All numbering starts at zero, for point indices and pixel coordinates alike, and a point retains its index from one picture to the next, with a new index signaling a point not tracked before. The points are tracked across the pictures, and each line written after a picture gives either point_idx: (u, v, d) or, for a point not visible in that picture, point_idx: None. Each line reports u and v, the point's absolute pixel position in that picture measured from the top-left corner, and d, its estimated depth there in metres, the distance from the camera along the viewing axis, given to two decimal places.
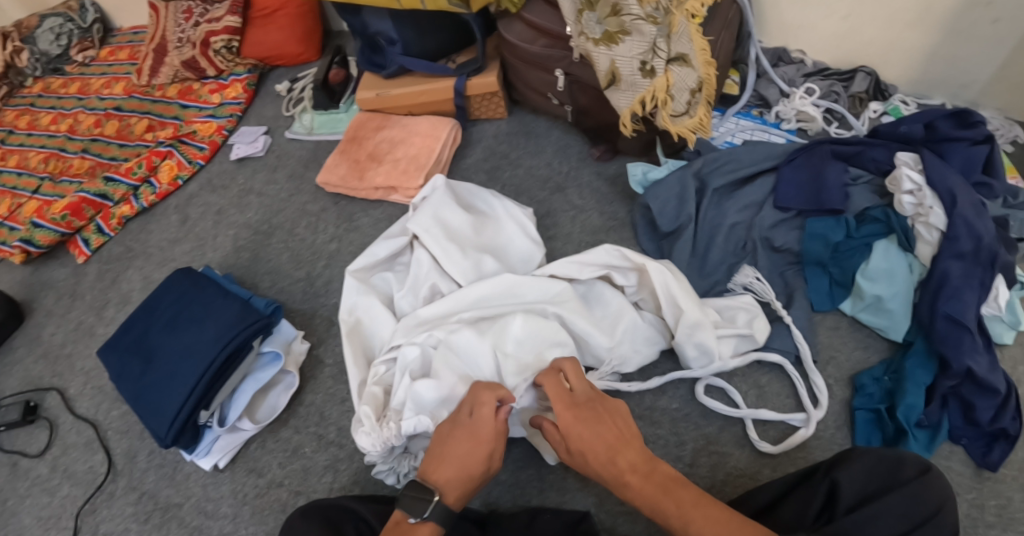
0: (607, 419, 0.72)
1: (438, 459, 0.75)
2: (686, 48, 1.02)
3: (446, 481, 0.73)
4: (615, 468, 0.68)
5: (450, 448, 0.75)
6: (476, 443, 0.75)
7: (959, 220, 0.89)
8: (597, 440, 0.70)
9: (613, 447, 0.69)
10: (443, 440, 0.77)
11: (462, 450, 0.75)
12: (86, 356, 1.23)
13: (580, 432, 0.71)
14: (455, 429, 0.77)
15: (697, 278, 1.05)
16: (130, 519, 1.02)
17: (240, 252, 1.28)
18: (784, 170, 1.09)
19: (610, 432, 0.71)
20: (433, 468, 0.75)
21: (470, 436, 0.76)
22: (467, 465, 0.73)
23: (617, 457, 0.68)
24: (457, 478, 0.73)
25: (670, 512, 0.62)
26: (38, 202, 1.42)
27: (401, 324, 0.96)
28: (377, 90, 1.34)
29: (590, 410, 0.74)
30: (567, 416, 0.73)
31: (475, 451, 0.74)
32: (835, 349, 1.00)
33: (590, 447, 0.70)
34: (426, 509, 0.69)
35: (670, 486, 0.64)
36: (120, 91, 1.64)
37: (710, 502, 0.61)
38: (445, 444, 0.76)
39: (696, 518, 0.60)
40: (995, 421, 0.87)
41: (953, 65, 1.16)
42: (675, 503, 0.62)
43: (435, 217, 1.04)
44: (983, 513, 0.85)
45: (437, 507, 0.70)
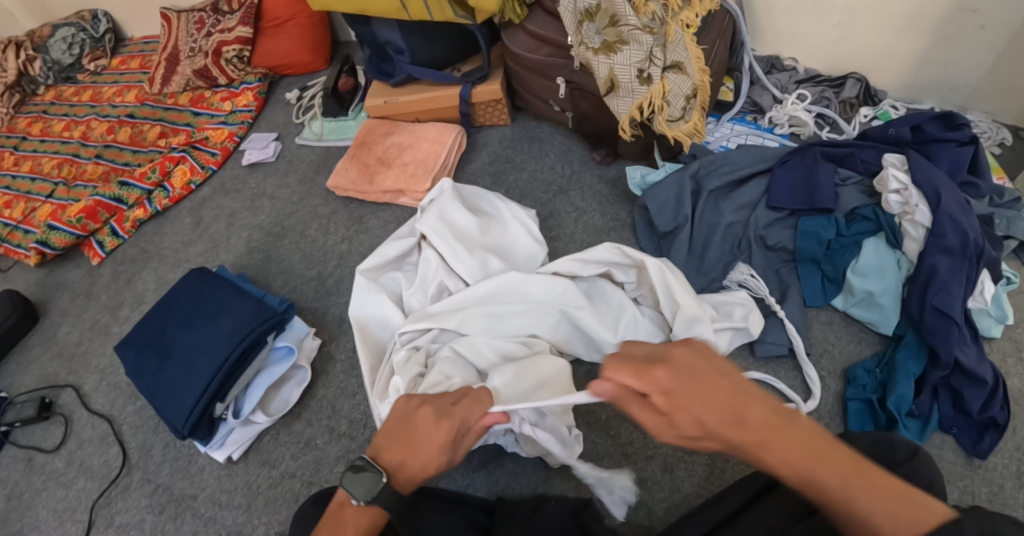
0: (714, 373, 0.58)
1: (396, 439, 0.72)
2: (681, 57, 1.08)
3: (402, 460, 0.70)
4: (747, 431, 0.54)
5: (416, 428, 0.72)
6: (442, 430, 0.71)
7: (944, 217, 0.93)
8: (712, 402, 0.56)
9: (734, 407, 0.55)
10: (407, 420, 0.73)
11: (425, 433, 0.71)
12: (101, 354, 1.27)
13: (689, 397, 0.56)
14: (423, 408, 0.74)
15: (695, 275, 1.10)
16: (145, 510, 1.05)
17: (253, 253, 1.32)
18: (777, 171, 1.14)
19: (724, 388, 0.56)
20: (392, 447, 0.72)
21: (436, 419, 0.72)
22: (427, 449, 0.70)
23: (741, 417, 0.55)
24: (415, 457, 0.70)
25: (827, 482, 0.52)
26: (52, 206, 1.46)
27: (427, 312, 1.00)
28: (385, 98, 1.39)
29: (691, 366, 0.58)
30: (667, 378, 0.58)
31: (436, 436, 0.71)
32: (828, 343, 1.04)
33: (705, 410, 0.56)
34: (376, 486, 0.67)
35: (820, 449, 0.53)
36: (132, 98, 1.69)
37: (868, 468, 0.52)
38: (409, 424, 0.73)
39: (863, 490, 0.50)
40: (984, 410, 0.91)
41: (942, 70, 1.22)
42: (830, 470, 0.52)
43: (442, 217, 1.08)
44: (974, 500, 0.88)
45: (385, 489, 0.67)
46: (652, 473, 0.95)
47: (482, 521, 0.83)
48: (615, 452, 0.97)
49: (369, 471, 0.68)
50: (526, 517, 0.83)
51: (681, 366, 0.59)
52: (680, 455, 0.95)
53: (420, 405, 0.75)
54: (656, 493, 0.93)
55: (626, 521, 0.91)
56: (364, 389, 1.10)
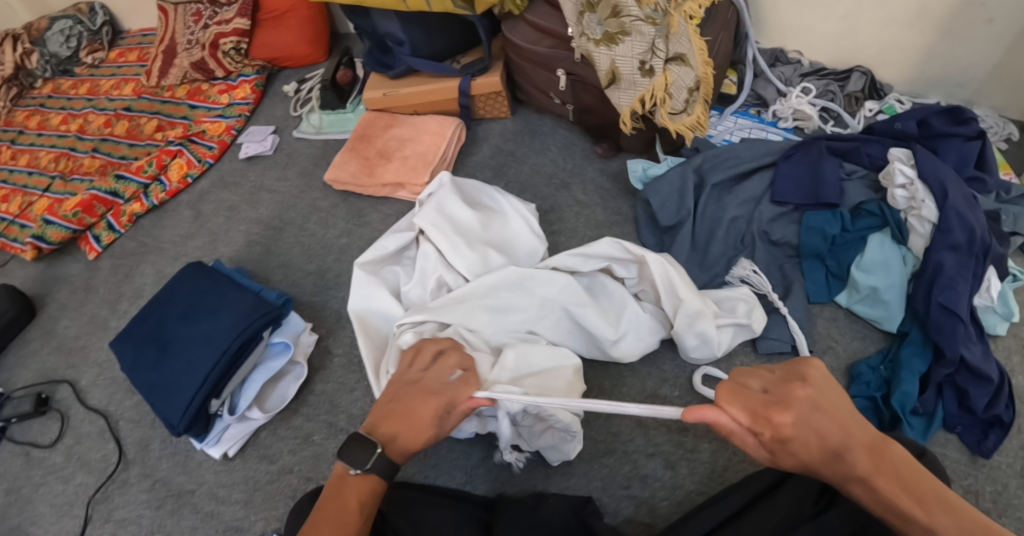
0: (833, 417, 0.57)
1: (388, 414, 0.74)
2: (684, 48, 1.05)
3: (392, 435, 0.72)
4: (846, 467, 0.56)
5: (406, 404, 0.73)
6: (428, 408, 0.72)
7: (951, 212, 0.92)
8: (822, 437, 0.57)
9: (839, 441, 0.56)
10: (398, 396, 0.75)
11: (414, 408, 0.72)
12: (99, 349, 1.26)
13: (804, 441, 0.57)
14: (414, 386, 0.75)
15: (698, 271, 1.08)
16: (143, 505, 1.04)
17: (252, 246, 1.31)
18: (782, 165, 1.12)
19: (834, 423, 0.57)
20: (386, 421, 0.73)
21: (425, 394, 0.73)
22: (414, 427, 0.71)
23: (842, 450, 0.56)
24: (403, 431, 0.71)
25: (911, 513, 0.53)
26: (49, 199, 1.44)
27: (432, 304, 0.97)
28: (383, 90, 1.37)
29: (811, 403, 0.58)
30: (780, 412, 0.58)
31: (422, 414, 0.71)
32: (832, 339, 1.02)
33: (812, 447, 0.57)
34: (366, 457, 0.69)
35: (911, 483, 0.54)
36: (130, 91, 1.67)
37: (955, 502, 0.53)
38: (400, 398, 0.74)
39: (948, 525, 0.51)
40: (989, 408, 0.89)
41: (949, 64, 1.19)
42: (920, 506, 0.53)
43: (442, 212, 1.07)
44: (979, 499, 0.87)
45: (378, 460, 0.69)
46: (653, 471, 0.93)
47: (482, 517, 0.83)
48: (615, 449, 0.96)
49: (362, 444, 0.70)
50: (527, 513, 0.82)
51: (801, 405, 0.58)
52: (682, 452, 0.94)
53: (411, 384, 0.75)
54: (657, 490, 0.92)
55: (626, 519, 0.90)
56: (362, 384, 1.09)
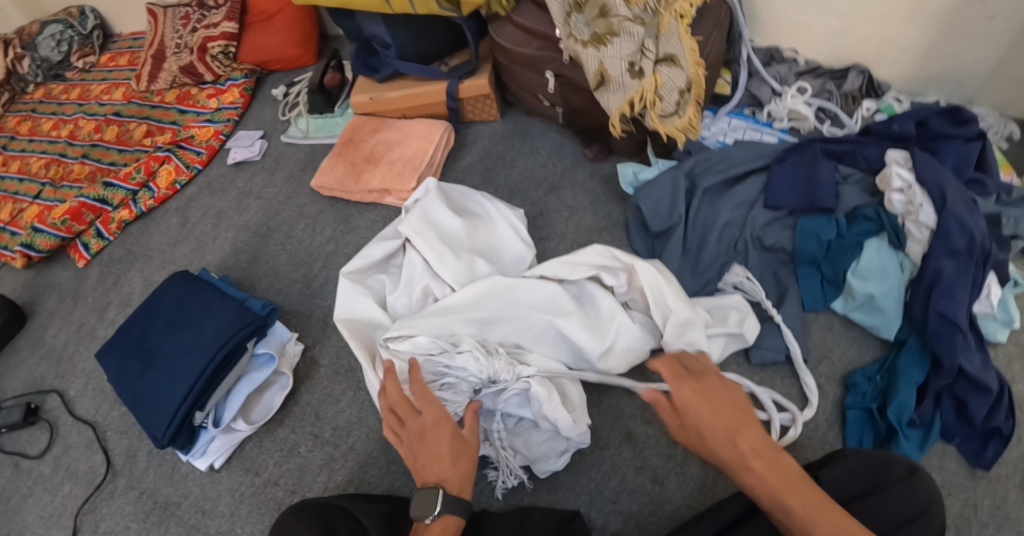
0: (732, 402, 0.65)
1: (420, 468, 0.73)
2: (675, 49, 1.00)
3: (439, 474, 0.71)
4: (737, 451, 0.61)
5: (420, 447, 0.74)
6: (449, 439, 0.73)
7: (950, 217, 0.89)
8: (720, 418, 0.63)
9: (733, 421, 0.63)
10: (414, 450, 0.75)
11: (429, 444, 0.73)
12: (87, 358, 1.25)
13: (703, 408, 0.64)
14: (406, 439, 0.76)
15: (690, 278, 1.05)
16: (130, 517, 1.03)
17: (239, 254, 1.29)
18: (775, 168, 1.09)
19: (731, 407, 0.64)
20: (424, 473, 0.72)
21: (424, 432, 0.75)
22: (455, 460, 0.72)
23: (736, 439, 0.62)
24: (436, 466, 0.71)
25: (792, 507, 0.57)
26: (39, 207, 1.44)
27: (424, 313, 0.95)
28: (370, 94, 1.35)
29: (714, 386, 0.67)
30: (691, 391, 0.66)
31: (448, 446, 0.72)
32: (827, 347, 1.00)
33: (711, 425, 0.63)
34: (432, 511, 0.68)
35: (797, 481, 0.58)
36: (120, 96, 1.66)
37: (835, 508, 0.56)
38: (422, 454, 0.73)
39: (822, 521, 0.55)
40: (988, 419, 0.86)
41: (949, 61, 1.16)
42: (800, 500, 0.57)
43: (428, 219, 1.05)
44: (977, 513, 0.84)
45: (444, 499, 0.68)
46: (641, 484, 0.91)
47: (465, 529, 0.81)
48: (602, 461, 0.94)
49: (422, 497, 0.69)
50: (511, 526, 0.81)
51: (707, 383, 0.68)
52: (671, 465, 0.92)
53: (411, 438, 0.75)
54: (645, 504, 0.90)
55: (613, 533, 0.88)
56: (347, 395, 1.07)
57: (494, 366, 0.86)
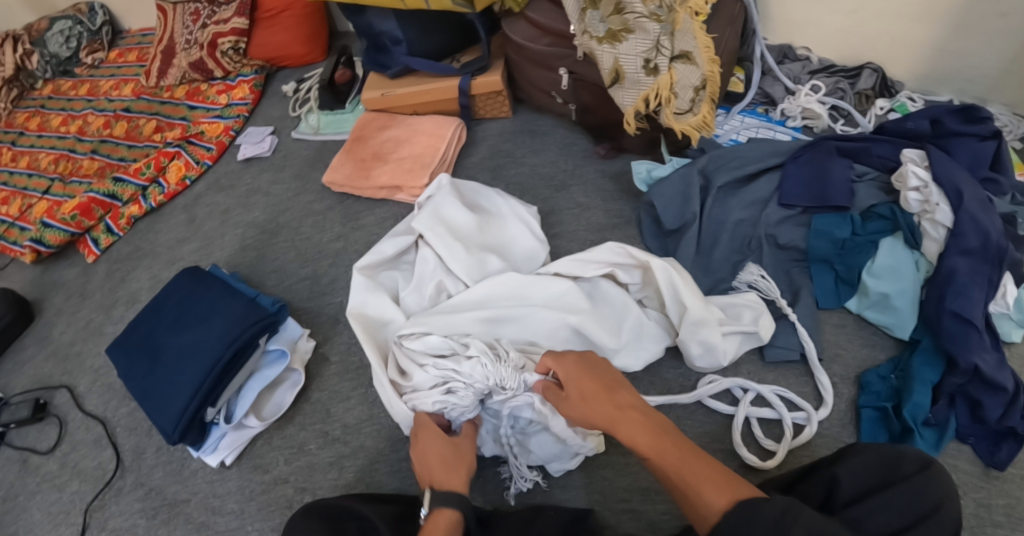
0: (606, 374, 0.75)
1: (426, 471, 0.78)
2: (689, 46, 1.02)
3: (439, 473, 0.77)
4: (611, 410, 0.70)
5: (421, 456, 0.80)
6: (443, 442, 0.81)
7: (964, 216, 0.88)
8: (597, 388, 0.73)
9: (609, 389, 0.72)
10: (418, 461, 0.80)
11: (428, 452, 0.80)
12: (95, 354, 1.24)
13: (582, 381, 0.74)
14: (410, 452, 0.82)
15: (702, 276, 1.05)
16: (138, 515, 1.03)
17: (247, 250, 1.29)
18: (789, 167, 1.08)
19: (608, 378, 0.74)
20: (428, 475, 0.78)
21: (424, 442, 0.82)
22: (456, 464, 0.79)
23: (613, 401, 0.71)
24: (436, 466, 0.78)
25: (665, 457, 0.64)
26: (48, 202, 1.44)
27: (435, 310, 0.96)
28: (382, 90, 1.34)
29: (594, 362, 0.77)
30: (572, 368, 0.76)
31: (448, 450, 0.81)
32: (841, 347, 0.99)
33: (590, 393, 0.73)
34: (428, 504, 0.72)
35: (665, 432, 0.66)
36: (129, 92, 1.66)
37: (699, 453, 0.64)
38: (422, 460, 0.79)
39: (688, 464, 0.62)
40: (1003, 419, 0.86)
41: (961, 60, 1.15)
42: (673, 447, 0.64)
43: (440, 216, 1.05)
44: (991, 513, 0.83)
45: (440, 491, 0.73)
46: (654, 483, 0.91)
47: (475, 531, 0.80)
48: (614, 460, 0.94)
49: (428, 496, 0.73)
50: (521, 526, 0.80)
51: (589, 360, 0.78)
52: None
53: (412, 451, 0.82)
54: (658, 504, 0.89)
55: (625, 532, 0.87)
56: (358, 393, 1.07)
57: (502, 372, 0.85)
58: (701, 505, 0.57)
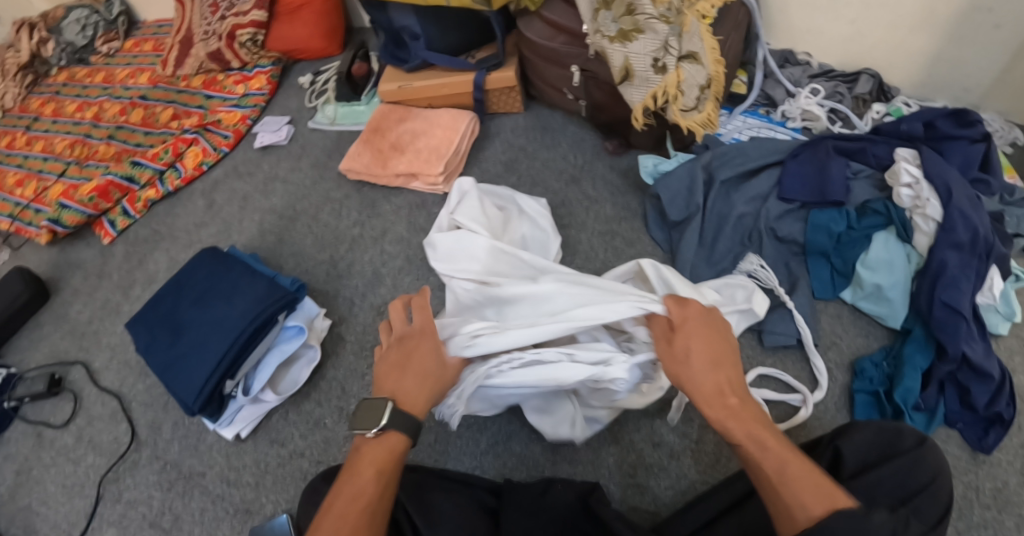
0: (726, 340, 0.71)
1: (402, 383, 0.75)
2: (696, 47, 1.08)
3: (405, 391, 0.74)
4: (721, 381, 0.67)
5: (400, 358, 0.76)
6: (432, 360, 0.77)
7: (955, 211, 0.94)
8: (710, 353, 0.69)
9: (726, 360, 0.69)
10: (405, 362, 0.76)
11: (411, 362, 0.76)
12: (111, 332, 1.27)
13: (695, 335, 0.71)
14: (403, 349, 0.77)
15: (706, 266, 1.10)
16: (153, 486, 1.05)
17: (266, 235, 1.33)
18: (789, 163, 1.14)
19: (725, 345, 0.70)
20: (397, 380, 0.74)
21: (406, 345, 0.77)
22: (418, 378, 0.75)
23: (721, 372, 0.68)
24: (405, 384, 0.74)
25: (767, 442, 0.62)
26: (64, 186, 1.47)
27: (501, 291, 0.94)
28: (399, 83, 1.39)
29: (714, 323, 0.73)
30: (694, 321, 0.72)
31: (416, 370, 0.75)
32: (836, 336, 1.05)
33: (703, 355, 0.69)
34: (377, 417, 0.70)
35: (767, 426, 0.64)
36: (145, 81, 1.70)
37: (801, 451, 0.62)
38: (395, 367, 0.76)
39: (794, 459, 0.59)
40: (991, 406, 0.91)
41: (956, 69, 1.22)
42: (774, 439, 0.62)
43: (476, 207, 1.08)
44: (979, 495, 0.88)
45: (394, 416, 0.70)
46: (658, 459, 0.95)
47: (490, 502, 0.82)
48: (621, 438, 0.98)
49: (376, 409, 0.71)
50: (534, 497, 0.81)
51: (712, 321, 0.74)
52: (686, 442, 0.96)
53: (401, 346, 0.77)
54: (662, 479, 0.93)
55: (632, 505, 0.92)
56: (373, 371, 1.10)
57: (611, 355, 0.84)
58: (793, 500, 0.56)
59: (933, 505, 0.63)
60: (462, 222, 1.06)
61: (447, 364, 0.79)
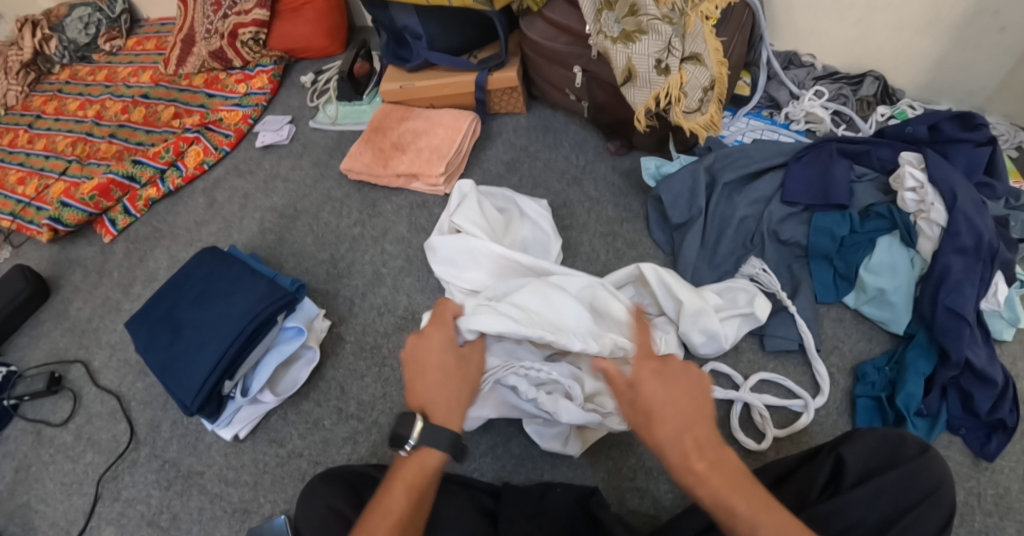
0: (689, 387, 0.63)
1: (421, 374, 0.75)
2: (699, 48, 1.08)
3: (429, 394, 0.73)
4: (687, 444, 0.59)
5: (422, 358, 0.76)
6: (446, 352, 0.78)
7: (959, 216, 0.93)
8: (673, 407, 0.62)
9: (690, 418, 0.61)
10: (425, 357, 0.76)
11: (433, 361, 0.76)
12: (112, 330, 1.27)
13: (655, 388, 0.63)
14: (425, 349, 0.77)
15: (708, 269, 1.09)
16: (152, 485, 1.05)
17: (266, 234, 1.32)
18: (793, 166, 1.13)
19: (690, 399, 0.62)
20: (421, 382, 0.74)
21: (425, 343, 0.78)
22: (439, 375, 0.75)
23: (684, 432, 0.60)
24: (429, 385, 0.74)
25: (737, 508, 0.56)
26: (65, 183, 1.47)
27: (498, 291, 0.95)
28: (400, 82, 1.39)
29: (678, 370, 0.65)
30: (653, 373, 0.64)
31: (440, 364, 0.76)
32: (839, 340, 1.04)
33: (663, 418, 0.61)
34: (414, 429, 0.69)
35: (742, 484, 0.57)
36: (147, 79, 1.70)
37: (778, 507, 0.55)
38: (417, 365, 0.75)
39: (768, 522, 0.54)
40: (993, 412, 0.90)
41: (961, 72, 1.21)
42: (746, 502, 0.56)
43: (477, 210, 1.08)
44: (981, 502, 0.87)
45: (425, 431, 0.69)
46: (657, 463, 0.94)
47: (489, 505, 0.82)
48: (620, 441, 0.97)
49: (408, 422, 0.70)
50: (533, 501, 0.80)
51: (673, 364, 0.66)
52: None
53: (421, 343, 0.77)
54: (661, 483, 0.93)
55: (630, 509, 0.91)
56: (372, 371, 1.10)
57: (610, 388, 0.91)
58: None
59: (934, 515, 0.62)
60: (461, 225, 1.06)
61: (468, 361, 0.80)
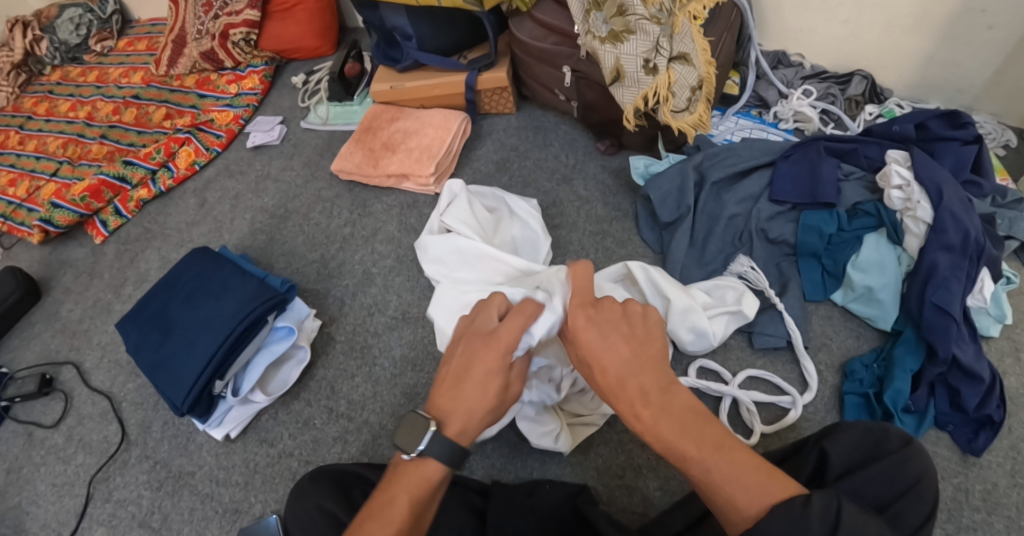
0: (625, 333, 0.63)
1: (455, 383, 0.67)
2: (687, 48, 1.08)
3: (452, 411, 0.66)
4: (631, 392, 0.60)
5: (464, 364, 0.67)
6: (496, 378, 0.66)
7: (945, 213, 0.94)
8: (611, 357, 0.62)
9: (629, 366, 0.61)
10: (470, 359, 0.68)
11: (477, 372, 0.66)
12: (103, 331, 1.27)
13: (592, 339, 0.64)
14: (481, 348, 0.68)
15: (696, 267, 1.10)
16: (143, 486, 1.05)
17: (257, 234, 1.33)
18: (781, 165, 1.13)
19: (627, 346, 0.62)
20: (451, 390, 0.66)
21: (485, 343, 0.68)
22: (473, 391, 0.66)
23: (626, 382, 0.61)
24: (458, 402, 0.65)
25: (688, 452, 0.56)
26: (56, 185, 1.46)
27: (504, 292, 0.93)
28: (391, 83, 1.39)
29: (610, 318, 0.65)
30: (586, 325, 0.65)
31: (478, 381, 0.66)
32: (827, 337, 1.04)
33: (603, 368, 0.62)
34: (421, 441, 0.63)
35: (691, 427, 0.57)
36: (138, 80, 1.70)
37: (732, 444, 0.56)
38: (462, 367, 0.67)
39: (720, 464, 0.54)
40: (981, 407, 0.91)
41: (948, 70, 1.22)
42: (696, 446, 0.56)
43: (466, 210, 1.08)
44: (969, 497, 0.88)
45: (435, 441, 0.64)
46: (647, 461, 0.95)
47: (478, 503, 0.81)
48: (610, 439, 0.98)
49: (419, 429, 0.64)
50: (521, 498, 0.81)
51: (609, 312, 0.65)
52: None
53: (475, 339, 0.69)
54: (651, 480, 0.93)
55: (619, 506, 0.92)
56: (362, 371, 1.10)
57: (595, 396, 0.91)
58: (730, 505, 0.54)
59: (919, 506, 0.62)
60: (451, 225, 1.06)
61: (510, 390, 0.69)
